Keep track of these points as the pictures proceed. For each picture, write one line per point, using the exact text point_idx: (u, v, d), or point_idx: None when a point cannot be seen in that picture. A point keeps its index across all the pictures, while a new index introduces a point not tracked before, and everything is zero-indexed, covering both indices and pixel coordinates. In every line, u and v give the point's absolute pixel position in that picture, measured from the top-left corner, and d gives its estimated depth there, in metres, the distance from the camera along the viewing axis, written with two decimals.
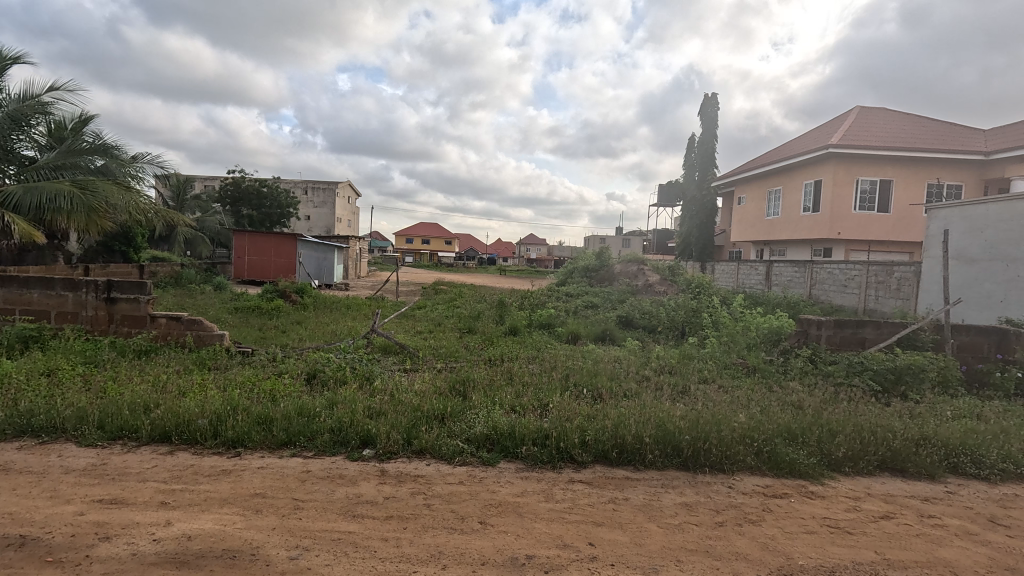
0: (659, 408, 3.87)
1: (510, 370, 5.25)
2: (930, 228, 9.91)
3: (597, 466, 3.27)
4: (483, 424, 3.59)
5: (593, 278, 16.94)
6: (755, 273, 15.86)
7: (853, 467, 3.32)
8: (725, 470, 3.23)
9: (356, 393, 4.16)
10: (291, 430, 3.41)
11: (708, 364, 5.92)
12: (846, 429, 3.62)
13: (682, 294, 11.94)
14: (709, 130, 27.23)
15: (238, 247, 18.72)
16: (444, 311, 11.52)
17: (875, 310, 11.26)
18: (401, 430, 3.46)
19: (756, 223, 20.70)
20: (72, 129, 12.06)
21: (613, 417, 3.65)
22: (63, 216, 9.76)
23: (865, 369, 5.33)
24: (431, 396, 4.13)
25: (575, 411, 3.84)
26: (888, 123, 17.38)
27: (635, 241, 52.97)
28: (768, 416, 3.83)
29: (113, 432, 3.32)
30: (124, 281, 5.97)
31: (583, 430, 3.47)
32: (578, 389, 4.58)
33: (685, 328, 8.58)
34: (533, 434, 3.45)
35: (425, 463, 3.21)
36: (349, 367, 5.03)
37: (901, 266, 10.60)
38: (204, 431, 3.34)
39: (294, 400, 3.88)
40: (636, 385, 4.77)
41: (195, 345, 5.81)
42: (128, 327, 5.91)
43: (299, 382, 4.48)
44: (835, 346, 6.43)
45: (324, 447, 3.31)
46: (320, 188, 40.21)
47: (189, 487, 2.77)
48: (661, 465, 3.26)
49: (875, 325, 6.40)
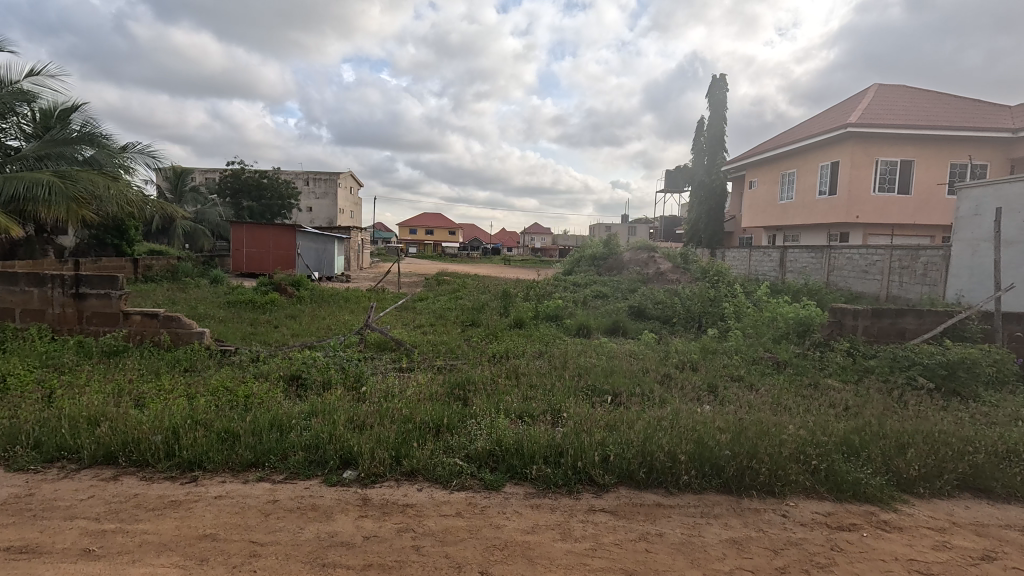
0: (691, 416, 3.31)
1: (516, 370, 4.73)
2: (960, 210, 9.26)
3: (621, 489, 2.74)
4: (485, 436, 3.08)
5: (600, 266, 16.36)
6: (769, 260, 15.20)
7: (929, 487, 2.76)
8: (776, 494, 2.69)
9: (341, 399, 3.65)
10: (260, 448, 2.90)
11: (733, 359, 5.36)
12: (916, 441, 3.03)
13: (697, 282, 11.32)
14: (718, 112, 26.30)
15: (236, 239, 18.23)
16: (446, 303, 10.97)
17: (899, 297, 10.63)
18: (388, 445, 2.95)
19: (768, 209, 19.96)
20: (58, 118, 11.57)
21: (638, 427, 3.12)
22: (44, 207, 9.34)
23: (913, 364, 4.76)
24: (427, 403, 3.61)
25: (591, 419, 3.31)
26: (908, 100, 16.61)
27: (641, 227, 52.17)
28: (819, 421, 3.26)
29: (49, 453, 2.82)
30: (93, 275, 5.41)
31: (602, 445, 2.94)
32: (593, 393, 4.03)
33: (703, 319, 8.03)
34: (544, 450, 2.92)
35: (416, 489, 2.69)
36: (337, 367, 4.51)
37: (927, 250, 9.99)
38: (156, 451, 2.83)
39: (268, 410, 3.37)
40: (658, 386, 4.21)
41: (171, 344, 5.33)
42: (99, 325, 5.41)
43: (280, 387, 3.98)
44: (872, 338, 5.84)
45: (297, 468, 2.80)
46: (321, 179, 39.60)
47: (123, 527, 2.26)
48: (697, 488, 2.73)
49: (916, 314, 5.80)
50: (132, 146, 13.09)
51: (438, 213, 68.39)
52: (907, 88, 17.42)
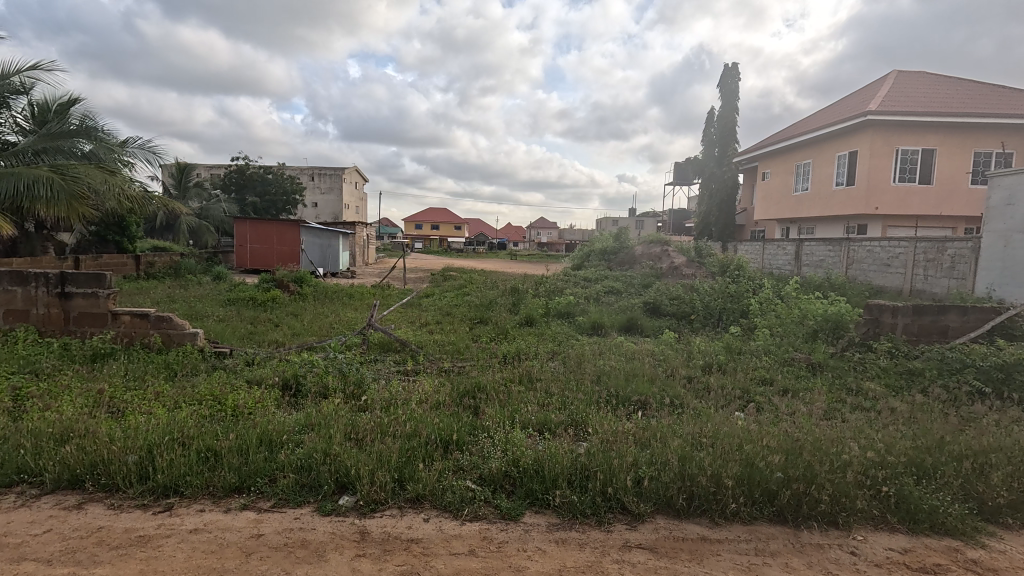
0: (732, 430, 2.92)
1: (530, 374, 4.36)
2: (991, 199, 8.84)
3: (659, 518, 2.37)
4: (500, 455, 2.72)
5: (611, 260, 15.92)
6: (783, 253, 14.74)
7: (1019, 518, 2.36)
8: (840, 527, 2.31)
9: (340, 409, 3.30)
10: (246, 470, 2.56)
11: (763, 361, 4.95)
12: (997, 462, 2.62)
13: (714, 278, 10.89)
14: (730, 102, 25.68)
15: (240, 235, 17.93)
16: (453, 300, 10.59)
17: (923, 292, 10.12)
18: (389, 465, 2.59)
19: (782, 200, 19.40)
20: (57, 112, 11.26)
21: (674, 444, 2.74)
22: (41, 203, 9.05)
23: (965, 367, 4.32)
24: (435, 413, 3.26)
25: (619, 433, 2.94)
26: (930, 87, 16.02)
27: (648, 221, 51.54)
28: (880, 438, 2.86)
29: (7, 477, 2.49)
30: (79, 273, 5.09)
31: (634, 466, 2.57)
32: (617, 402, 3.66)
33: (722, 316, 7.63)
34: (568, 471, 2.55)
35: (422, 519, 2.33)
36: (336, 371, 4.16)
37: (954, 242, 9.48)
38: (127, 474, 2.49)
39: (257, 422, 3.03)
40: (689, 394, 3.83)
41: (162, 346, 5.03)
42: (86, 327, 5.11)
43: (272, 395, 3.64)
44: (913, 337, 5.40)
45: (286, 494, 2.45)
46: (327, 174, 39.34)
47: (78, 573, 1.92)
48: (748, 518, 2.35)
49: (959, 311, 5.35)
50: (133, 140, 12.79)
51: (444, 208, 68.03)
52: (930, 75, 16.78)
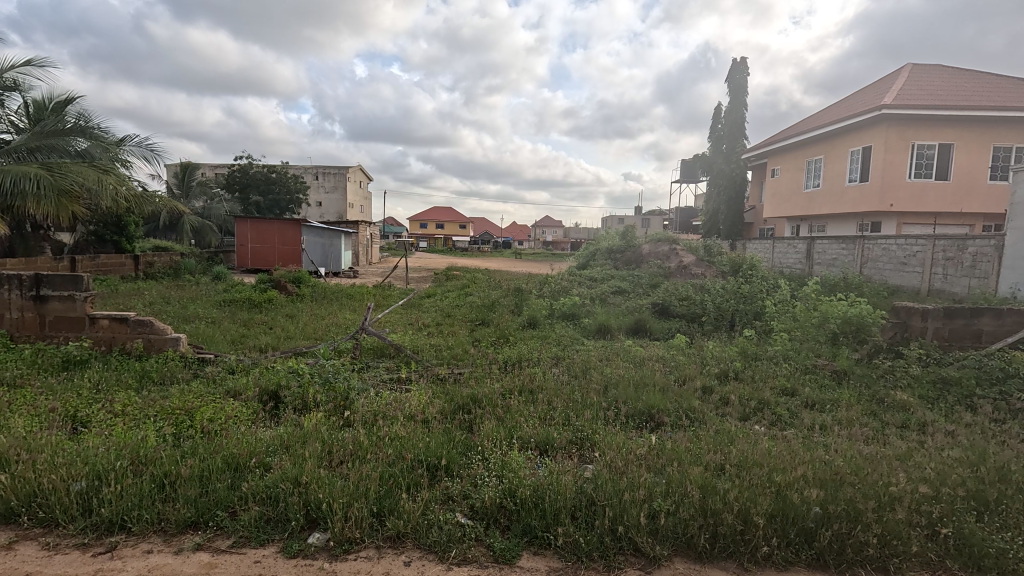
0: (759, 455, 2.58)
1: (531, 383, 4.03)
2: (1017, 194, 8.16)
3: (678, 562, 2.03)
4: (494, 483, 2.39)
5: (617, 259, 15.56)
6: (794, 252, 14.34)
7: None
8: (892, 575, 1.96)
9: (320, 426, 2.99)
10: (204, 503, 2.24)
11: (783, 368, 4.61)
12: None
13: (724, 278, 10.54)
14: (738, 98, 25.14)
15: (241, 234, 17.69)
16: (454, 300, 10.29)
17: (942, 291, 9.71)
18: (367, 497, 2.26)
19: (792, 198, 18.95)
20: (52, 110, 11.05)
21: (694, 472, 2.40)
22: (31, 202, 8.79)
23: (1008, 378, 3.95)
24: (424, 431, 2.93)
25: (630, 456, 2.61)
26: (946, 80, 15.50)
27: (654, 220, 50.94)
28: (930, 466, 2.50)
29: None
30: (55, 274, 4.81)
31: (648, 499, 2.23)
32: (626, 418, 3.32)
33: (734, 317, 7.28)
34: (572, 504, 2.22)
35: (402, 563, 2.01)
36: (321, 381, 3.86)
37: (975, 240, 9.03)
38: (68, 506, 2.18)
39: (227, 442, 2.73)
40: (704, 408, 3.49)
41: (143, 352, 4.74)
42: (63, 332, 4.82)
43: (249, 410, 3.34)
44: (944, 342, 5.02)
45: (249, 532, 2.13)
46: (331, 174, 39.12)
47: None
48: (783, 563, 2.01)
49: (994, 314, 4.96)
50: (130, 138, 12.57)
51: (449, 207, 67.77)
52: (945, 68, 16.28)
